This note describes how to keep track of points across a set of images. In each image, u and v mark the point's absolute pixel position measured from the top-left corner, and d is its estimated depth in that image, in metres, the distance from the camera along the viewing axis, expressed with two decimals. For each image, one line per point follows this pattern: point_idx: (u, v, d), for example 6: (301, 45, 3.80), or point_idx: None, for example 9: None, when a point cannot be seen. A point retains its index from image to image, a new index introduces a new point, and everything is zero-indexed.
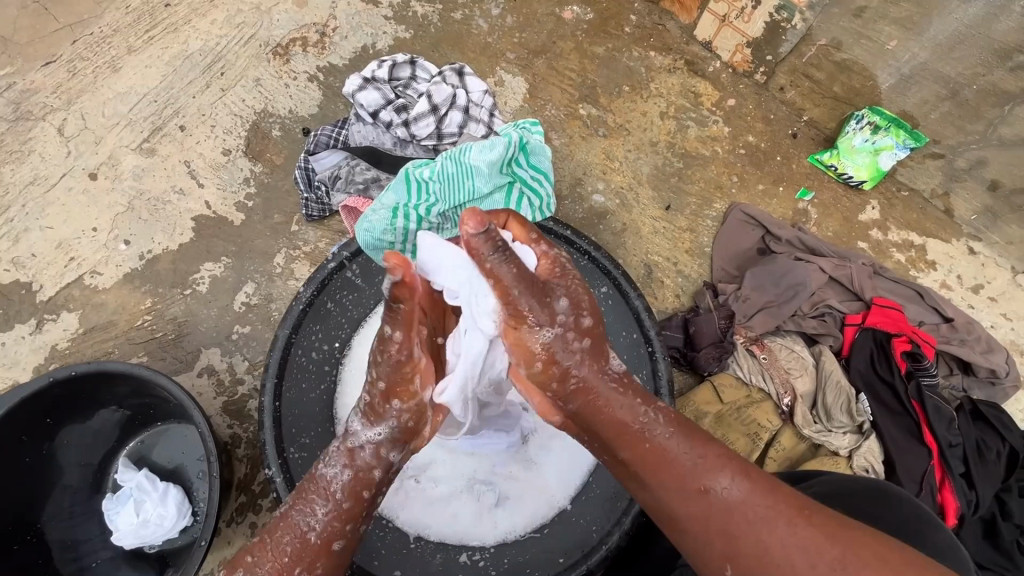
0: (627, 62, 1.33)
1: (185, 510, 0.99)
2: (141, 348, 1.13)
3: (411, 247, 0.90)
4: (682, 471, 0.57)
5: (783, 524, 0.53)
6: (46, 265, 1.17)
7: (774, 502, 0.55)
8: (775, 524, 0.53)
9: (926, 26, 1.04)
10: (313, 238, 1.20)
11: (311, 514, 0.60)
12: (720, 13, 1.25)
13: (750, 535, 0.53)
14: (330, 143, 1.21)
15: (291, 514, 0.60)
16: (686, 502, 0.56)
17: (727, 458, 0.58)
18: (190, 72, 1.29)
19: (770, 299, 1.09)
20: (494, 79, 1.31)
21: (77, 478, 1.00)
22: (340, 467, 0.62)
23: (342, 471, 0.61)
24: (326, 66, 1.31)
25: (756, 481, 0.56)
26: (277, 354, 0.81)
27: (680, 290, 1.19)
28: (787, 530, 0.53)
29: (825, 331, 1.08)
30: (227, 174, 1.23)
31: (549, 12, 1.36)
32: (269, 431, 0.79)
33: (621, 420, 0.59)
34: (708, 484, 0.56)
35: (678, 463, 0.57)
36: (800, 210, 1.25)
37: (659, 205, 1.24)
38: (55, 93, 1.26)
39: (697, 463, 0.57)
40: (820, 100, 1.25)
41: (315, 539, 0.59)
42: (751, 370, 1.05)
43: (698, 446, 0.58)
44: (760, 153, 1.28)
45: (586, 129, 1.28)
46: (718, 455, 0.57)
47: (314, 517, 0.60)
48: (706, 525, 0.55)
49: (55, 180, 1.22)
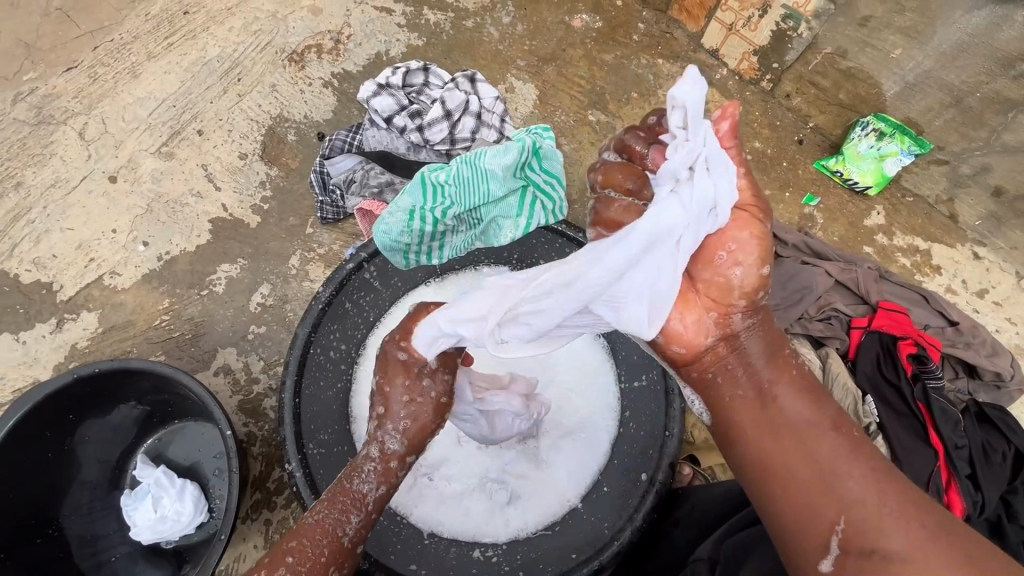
0: (636, 69, 1.36)
1: (201, 506, 1.01)
2: (159, 347, 1.15)
3: (425, 249, 0.92)
4: (807, 426, 0.57)
5: (861, 467, 0.54)
6: (67, 266, 1.20)
7: (894, 485, 0.53)
8: (852, 464, 0.54)
9: (930, 35, 1.06)
10: (328, 240, 1.22)
11: (347, 523, 0.62)
12: (727, 21, 1.28)
13: (826, 464, 0.55)
14: (345, 148, 1.23)
15: (327, 521, 0.62)
16: (768, 441, 0.58)
17: (851, 432, 0.57)
18: (208, 78, 1.32)
19: (777, 302, 1.10)
20: (505, 86, 1.33)
21: (96, 474, 1.02)
22: (376, 483, 0.64)
23: (378, 486, 0.64)
24: (341, 72, 1.33)
25: (866, 454, 0.55)
26: (298, 352, 0.83)
27: None
28: (858, 473, 0.54)
29: (831, 334, 1.10)
30: (243, 178, 1.26)
31: (559, 20, 1.38)
32: (288, 427, 0.80)
33: (755, 373, 0.60)
34: (832, 443, 0.56)
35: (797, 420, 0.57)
36: (806, 215, 1.27)
37: None
38: (76, 98, 1.30)
39: (825, 425, 0.57)
40: (825, 107, 1.27)
41: (347, 545, 0.62)
42: None
43: (823, 411, 0.58)
44: (767, 159, 1.30)
45: (595, 135, 1.31)
46: (846, 428, 0.57)
47: (349, 526, 0.62)
48: (789, 449, 0.57)
49: (76, 183, 1.25)
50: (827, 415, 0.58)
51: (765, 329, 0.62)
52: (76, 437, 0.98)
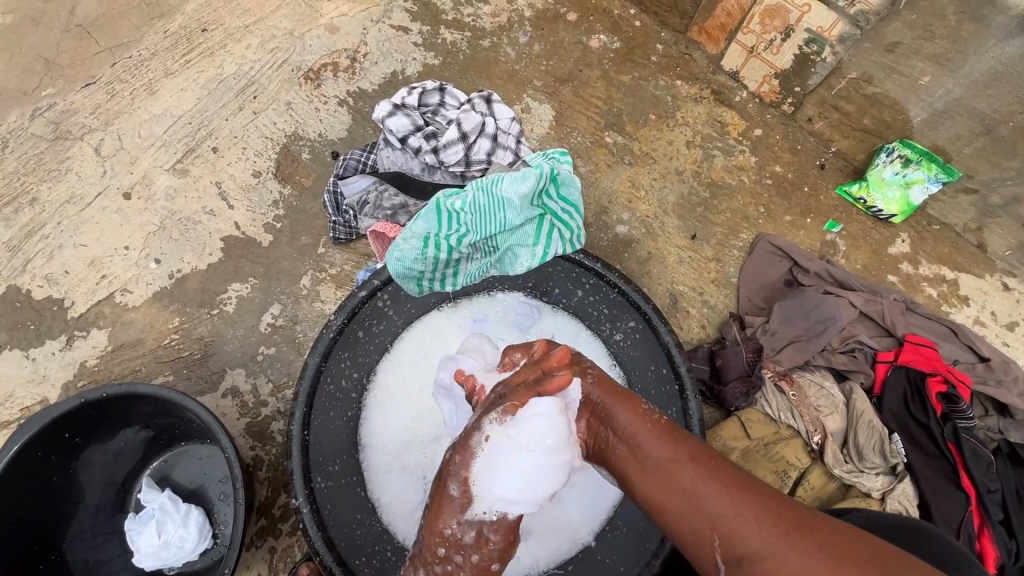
0: (654, 91, 1.34)
1: (206, 532, 0.99)
2: (167, 366, 1.14)
3: (439, 277, 0.91)
4: (664, 464, 0.58)
5: (731, 497, 0.54)
6: (78, 282, 1.19)
7: (755, 501, 0.53)
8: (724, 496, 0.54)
9: (960, 63, 1.03)
10: (339, 260, 1.21)
11: None
12: (748, 44, 1.25)
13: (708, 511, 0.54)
14: (359, 168, 1.22)
15: None
16: (661, 504, 0.58)
17: (709, 458, 0.58)
18: (225, 95, 1.32)
19: (799, 333, 1.08)
20: (521, 106, 1.32)
21: (100, 498, 1.01)
22: None
23: None
24: (356, 91, 1.33)
25: (728, 477, 0.56)
26: (307, 383, 0.81)
27: (706, 321, 1.19)
28: (731, 503, 0.54)
29: (856, 367, 1.05)
30: (256, 196, 1.25)
31: (576, 41, 1.37)
32: (296, 459, 0.79)
33: (616, 423, 0.63)
34: (688, 475, 0.57)
35: (660, 459, 0.59)
36: (827, 242, 1.24)
37: (685, 234, 1.24)
38: (93, 114, 1.30)
39: (682, 459, 0.58)
40: (849, 132, 1.24)
41: None
42: (779, 408, 1.03)
43: (682, 447, 0.59)
44: (787, 184, 1.28)
45: (612, 157, 1.29)
46: (705, 458, 0.58)
47: None
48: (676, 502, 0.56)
49: (90, 199, 1.25)
50: (685, 449, 0.59)
51: (608, 390, 0.66)
52: (80, 460, 0.97)
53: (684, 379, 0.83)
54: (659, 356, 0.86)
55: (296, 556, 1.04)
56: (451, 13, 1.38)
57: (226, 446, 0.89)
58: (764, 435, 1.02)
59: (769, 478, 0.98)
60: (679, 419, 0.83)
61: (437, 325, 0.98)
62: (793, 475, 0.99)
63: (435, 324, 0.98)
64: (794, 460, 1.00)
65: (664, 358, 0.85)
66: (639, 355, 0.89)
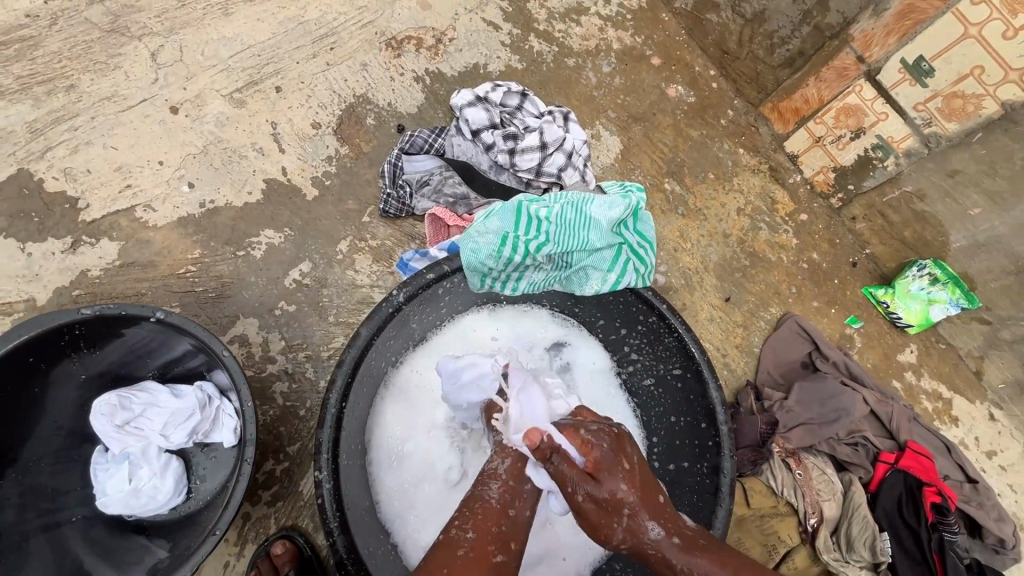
0: (717, 152, 1.38)
1: (181, 488, 0.93)
2: (177, 298, 1.07)
3: (505, 277, 0.89)
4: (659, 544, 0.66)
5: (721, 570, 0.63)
6: (100, 185, 1.10)
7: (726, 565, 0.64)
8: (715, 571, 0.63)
9: (1013, 204, 1.09)
10: (382, 234, 1.16)
11: None
12: (816, 133, 1.30)
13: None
14: (425, 148, 1.20)
15: None
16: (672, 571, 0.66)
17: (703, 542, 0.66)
18: (301, 38, 1.27)
19: (812, 417, 1.11)
20: (592, 131, 1.34)
21: (72, 421, 0.92)
22: None
23: None
24: (435, 72, 1.30)
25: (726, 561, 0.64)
26: (354, 353, 0.76)
27: (723, 383, 1.21)
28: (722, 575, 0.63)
29: (856, 461, 1.09)
30: (311, 147, 1.20)
31: (655, 85, 1.40)
32: (327, 430, 0.74)
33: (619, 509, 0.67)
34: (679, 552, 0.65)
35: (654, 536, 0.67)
36: (845, 335, 1.30)
37: (720, 295, 1.27)
38: (158, 18, 1.22)
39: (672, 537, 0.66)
40: (886, 239, 1.31)
41: None
42: (784, 484, 1.05)
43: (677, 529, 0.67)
44: (820, 272, 1.33)
45: (667, 204, 1.32)
46: (666, 510, 0.68)
47: None
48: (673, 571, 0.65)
49: (133, 103, 1.17)
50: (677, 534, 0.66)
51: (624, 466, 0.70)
52: (82, 374, 0.90)
53: (722, 437, 0.83)
54: (702, 410, 0.86)
55: (269, 529, 0.97)
56: (544, 24, 1.37)
57: (196, 396, 0.93)
58: (761, 507, 1.05)
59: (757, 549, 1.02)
60: (707, 475, 0.84)
61: (465, 327, 0.97)
62: (780, 551, 1.02)
63: (461, 324, 0.96)
64: (785, 537, 1.03)
65: (705, 414, 0.86)
66: (679, 399, 0.90)
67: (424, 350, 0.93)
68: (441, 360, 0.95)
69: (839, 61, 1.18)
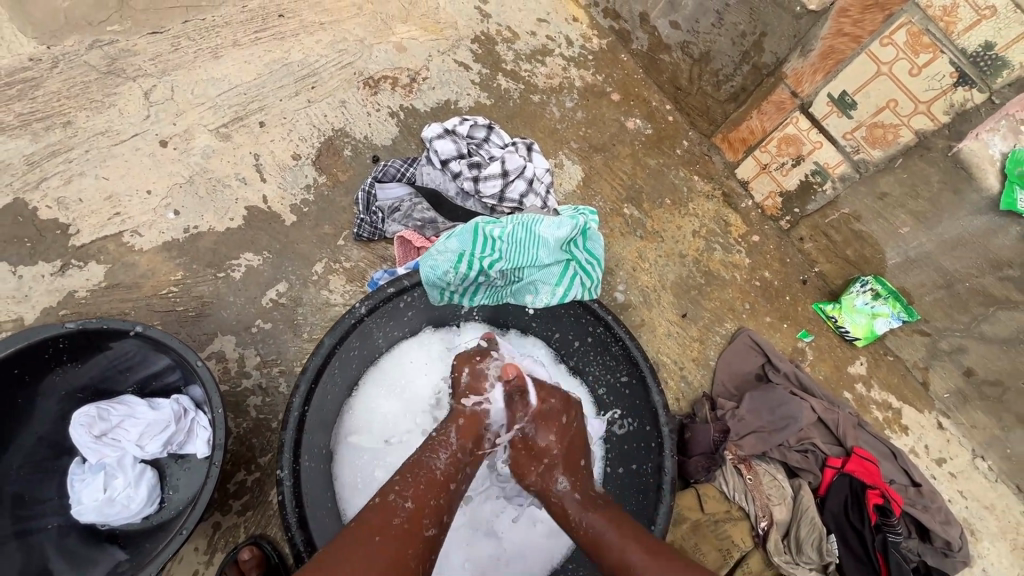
0: (673, 179, 1.48)
1: (154, 497, 0.97)
2: (158, 316, 1.13)
3: (462, 290, 0.96)
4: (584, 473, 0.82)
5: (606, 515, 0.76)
6: (90, 213, 1.18)
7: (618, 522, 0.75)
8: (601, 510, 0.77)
9: (936, 223, 1.18)
10: (356, 256, 1.24)
11: None
12: (762, 161, 1.41)
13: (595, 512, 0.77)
14: (397, 177, 1.29)
15: None
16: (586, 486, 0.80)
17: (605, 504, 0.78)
18: (284, 78, 1.38)
19: (762, 424, 1.17)
20: (556, 161, 1.44)
21: (52, 433, 0.97)
22: None
23: None
24: (409, 107, 1.41)
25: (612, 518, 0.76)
26: (317, 360, 0.83)
27: (680, 394, 1.28)
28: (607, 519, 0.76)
29: (806, 466, 1.15)
30: (291, 176, 1.29)
31: (615, 118, 1.51)
32: (290, 431, 0.80)
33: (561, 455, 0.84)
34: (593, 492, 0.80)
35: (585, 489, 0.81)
36: (798, 348, 1.37)
37: (677, 311, 1.35)
38: (152, 61, 1.33)
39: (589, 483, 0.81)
40: (831, 258, 1.39)
41: None
42: (735, 489, 1.11)
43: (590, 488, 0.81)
44: (772, 289, 1.42)
45: (626, 227, 1.41)
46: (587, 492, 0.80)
47: None
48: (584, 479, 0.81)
49: (125, 137, 1.26)
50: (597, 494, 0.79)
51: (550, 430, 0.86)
52: (65, 389, 0.96)
53: (665, 437, 0.88)
54: (648, 414, 0.92)
55: (239, 537, 1.01)
56: (511, 64, 1.49)
57: (172, 407, 0.98)
58: (716, 512, 1.09)
59: (712, 554, 1.06)
60: (653, 474, 0.89)
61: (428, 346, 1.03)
62: (735, 555, 1.06)
63: (422, 344, 1.03)
64: (739, 541, 1.07)
65: (650, 418, 0.91)
66: (627, 403, 0.96)
67: (386, 368, 1.00)
68: (405, 377, 1.01)
69: (776, 96, 1.30)
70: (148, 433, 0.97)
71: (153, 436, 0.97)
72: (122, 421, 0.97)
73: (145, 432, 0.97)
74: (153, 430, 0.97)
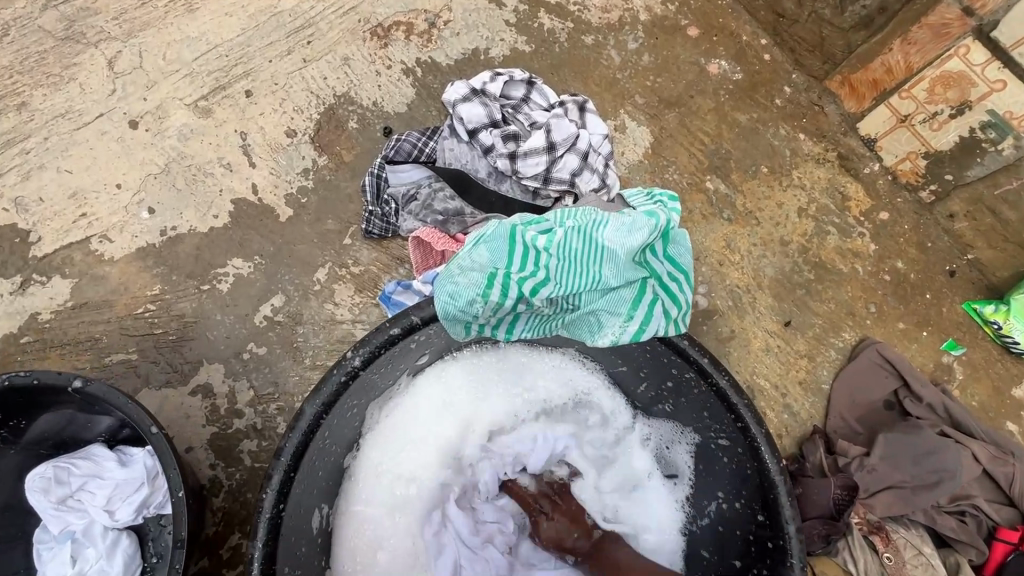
0: (772, 140, 1.12)
1: (134, 568, 0.79)
2: (133, 341, 0.94)
3: (494, 323, 0.70)
4: None
5: None
6: (52, 215, 0.98)
7: None
8: None
9: None
10: (366, 258, 1.00)
11: None
12: (902, 111, 1.03)
13: None
14: (413, 154, 1.01)
15: None
16: None
17: None
18: (275, 32, 1.10)
19: (903, 479, 0.87)
20: (616, 122, 1.11)
21: (11, 497, 0.80)
22: None
23: None
24: (427, 61, 1.11)
25: None
26: (296, 439, 0.60)
27: (783, 430, 0.99)
28: None
29: (966, 538, 0.85)
30: (285, 159, 1.04)
31: (693, 61, 1.15)
32: (260, 545, 0.57)
33: None
34: None
35: None
36: (942, 364, 1.04)
37: (778, 318, 1.04)
38: (116, 20, 1.09)
39: None
40: (998, 243, 1.02)
41: None
42: (867, 569, 0.82)
43: None
44: (907, 285, 1.07)
45: (709, 208, 1.08)
46: None
47: None
48: None
49: (89, 119, 1.04)
50: None
51: None
52: (21, 445, 0.79)
53: (790, 539, 0.61)
54: (760, 499, 0.64)
55: None
56: None
57: (145, 465, 0.80)
58: None
59: None
60: None
61: (442, 384, 0.77)
62: None
63: (431, 382, 0.77)
64: None
65: (762, 503, 0.64)
66: (720, 472, 0.71)
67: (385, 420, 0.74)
68: (414, 426, 0.76)
69: (936, 17, 0.92)
70: (119, 496, 0.80)
71: (125, 500, 0.79)
72: (86, 482, 0.80)
73: (116, 495, 0.79)
74: (125, 492, 0.80)
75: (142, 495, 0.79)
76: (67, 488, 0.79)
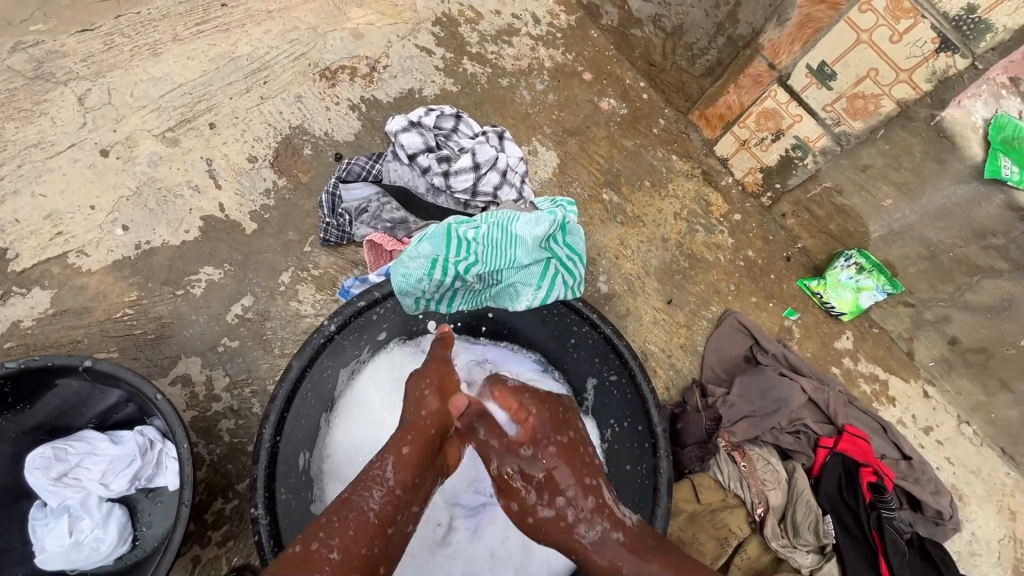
0: (651, 160, 1.43)
1: (125, 536, 0.91)
2: (114, 342, 1.06)
3: (438, 297, 0.91)
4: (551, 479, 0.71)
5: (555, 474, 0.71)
6: (29, 234, 1.09)
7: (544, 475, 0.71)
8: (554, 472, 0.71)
9: (920, 194, 1.16)
10: (324, 262, 1.17)
11: None
12: (741, 137, 1.36)
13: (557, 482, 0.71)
14: (362, 175, 1.21)
15: None
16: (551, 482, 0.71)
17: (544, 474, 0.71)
18: (234, 74, 1.28)
19: (754, 409, 1.16)
20: (529, 148, 1.38)
21: (7, 480, 0.90)
22: None
23: None
24: (371, 99, 1.32)
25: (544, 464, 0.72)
26: (286, 387, 0.78)
27: (670, 383, 1.26)
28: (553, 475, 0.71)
29: (799, 448, 1.14)
30: (248, 180, 1.20)
31: (587, 99, 1.44)
32: (262, 466, 0.74)
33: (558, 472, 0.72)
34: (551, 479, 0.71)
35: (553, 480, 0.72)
36: (785, 327, 1.36)
37: (662, 297, 1.32)
38: (84, 62, 1.22)
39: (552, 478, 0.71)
40: (815, 233, 1.37)
41: None
42: (730, 476, 1.09)
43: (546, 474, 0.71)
44: (756, 268, 1.39)
45: (605, 214, 1.36)
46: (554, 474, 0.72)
47: None
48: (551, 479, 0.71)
49: (62, 149, 1.15)
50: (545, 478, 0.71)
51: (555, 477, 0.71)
52: (20, 430, 0.90)
53: (659, 437, 0.85)
54: (639, 413, 0.88)
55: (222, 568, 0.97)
56: (476, 47, 1.41)
57: (136, 441, 0.92)
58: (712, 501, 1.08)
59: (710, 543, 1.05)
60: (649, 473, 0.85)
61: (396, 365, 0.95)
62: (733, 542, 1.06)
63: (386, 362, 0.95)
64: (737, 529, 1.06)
65: (641, 416, 0.87)
66: (614, 404, 0.92)
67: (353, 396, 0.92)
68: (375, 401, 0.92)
69: (753, 69, 1.25)
70: (112, 471, 0.90)
71: (116, 475, 0.90)
72: (82, 459, 0.91)
73: (109, 471, 0.90)
74: (117, 468, 0.90)
75: (133, 469, 0.90)
76: (64, 465, 0.90)
